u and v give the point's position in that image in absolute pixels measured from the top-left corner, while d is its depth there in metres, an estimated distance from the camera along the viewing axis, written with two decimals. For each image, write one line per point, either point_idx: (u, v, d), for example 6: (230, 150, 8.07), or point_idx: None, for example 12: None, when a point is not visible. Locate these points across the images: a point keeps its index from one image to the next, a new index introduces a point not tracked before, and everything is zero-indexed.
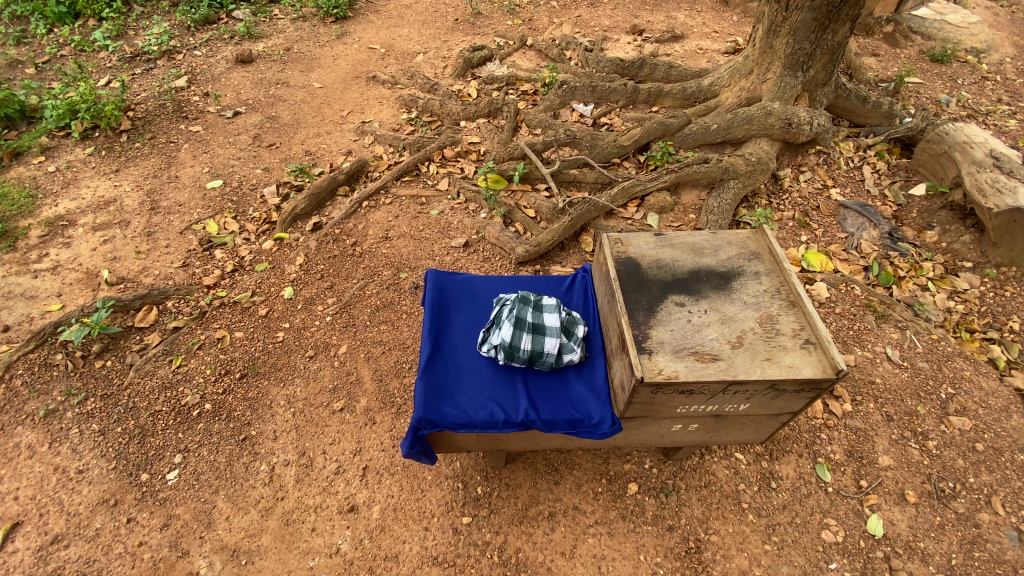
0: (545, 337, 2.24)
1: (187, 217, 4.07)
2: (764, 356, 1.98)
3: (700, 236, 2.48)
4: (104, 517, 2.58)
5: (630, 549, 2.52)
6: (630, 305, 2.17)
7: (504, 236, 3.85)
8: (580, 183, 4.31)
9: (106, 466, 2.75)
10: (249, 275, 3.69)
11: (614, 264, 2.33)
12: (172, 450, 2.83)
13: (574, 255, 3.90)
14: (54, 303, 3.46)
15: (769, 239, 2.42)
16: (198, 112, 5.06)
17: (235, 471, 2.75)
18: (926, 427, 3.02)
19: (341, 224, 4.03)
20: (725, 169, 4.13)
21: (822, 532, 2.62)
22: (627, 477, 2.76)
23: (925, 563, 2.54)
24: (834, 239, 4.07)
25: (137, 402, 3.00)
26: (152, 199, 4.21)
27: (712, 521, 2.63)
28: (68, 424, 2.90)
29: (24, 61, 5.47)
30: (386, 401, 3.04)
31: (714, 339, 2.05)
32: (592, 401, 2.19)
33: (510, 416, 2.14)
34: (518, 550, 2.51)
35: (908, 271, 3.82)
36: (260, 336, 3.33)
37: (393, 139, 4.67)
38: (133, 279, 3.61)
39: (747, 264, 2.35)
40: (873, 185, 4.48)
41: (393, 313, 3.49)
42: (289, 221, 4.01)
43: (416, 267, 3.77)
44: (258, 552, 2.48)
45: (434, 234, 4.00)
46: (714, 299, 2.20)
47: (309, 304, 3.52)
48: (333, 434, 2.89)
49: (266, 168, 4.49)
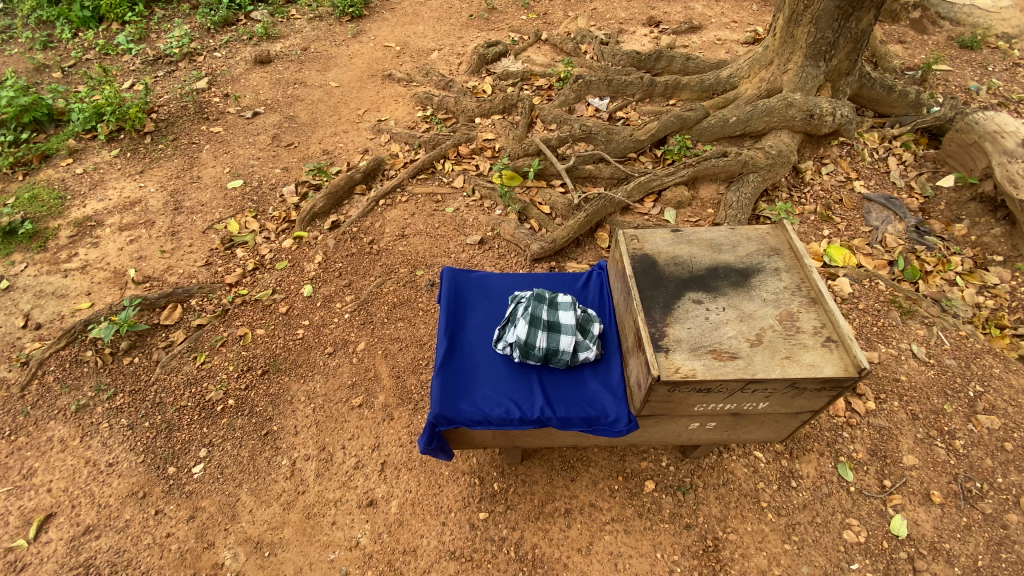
0: (560, 334, 2.24)
1: (209, 216, 4.16)
2: (784, 354, 1.95)
3: (718, 232, 2.45)
4: (134, 508, 2.67)
5: (646, 546, 2.51)
6: (647, 302, 2.15)
7: (520, 233, 3.86)
8: (595, 179, 4.28)
9: (135, 460, 2.85)
10: (270, 273, 3.77)
11: (630, 261, 2.31)
12: (197, 444, 2.91)
13: (590, 251, 3.88)
14: (84, 302, 3.57)
15: (789, 234, 2.37)
16: (218, 113, 5.16)
17: (257, 465, 2.82)
18: (953, 426, 2.95)
19: (359, 222, 4.08)
20: (745, 163, 4.06)
21: (844, 533, 2.58)
22: (644, 475, 2.75)
23: (950, 564, 2.50)
24: (858, 233, 3.98)
25: (163, 398, 3.09)
26: (175, 199, 4.31)
27: (730, 519, 2.61)
28: (98, 419, 3.00)
29: (50, 66, 5.62)
30: (404, 397, 3.08)
31: (732, 336, 2.02)
32: (608, 399, 2.18)
33: (526, 413, 2.14)
34: (534, 546, 2.52)
35: (935, 265, 3.72)
36: (281, 334, 3.40)
37: (409, 137, 4.69)
38: (158, 278, 3.72)
39: (767, 260, 2.31)
40: (898, 176, 4.36)
41: (410, 310, 3.52)
42: (307, 220, 4.07)
43: (432, 265, 3.79)
44: (280, 545, 2.54)
45: (450, 231, 4.02)
46: (733, 297, 2.16)
47: (328, 301, 3.58)
48: (352, 430, 2.94)
49: (285, 168, 4.57)
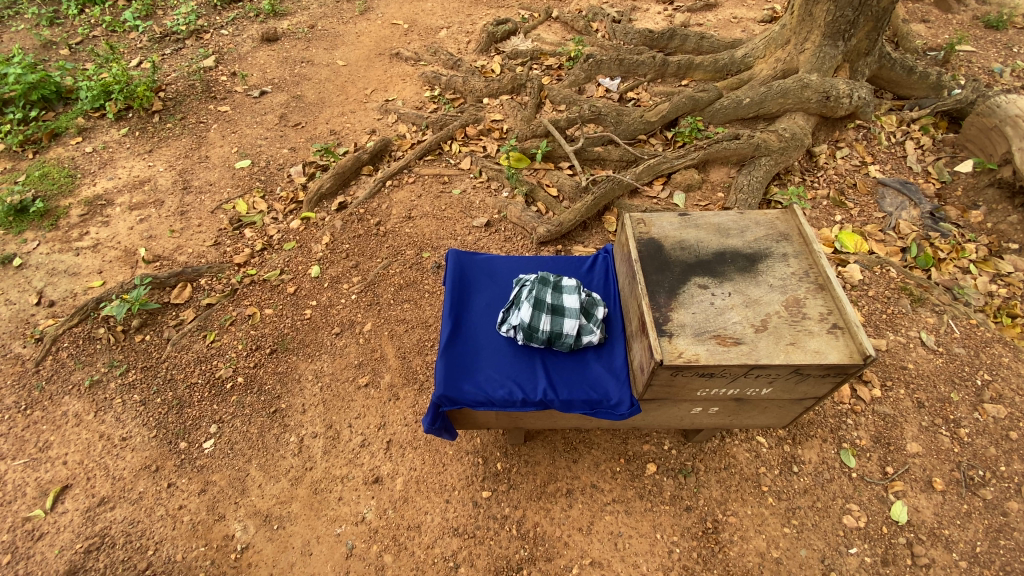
0: (564, 318, 2.23)
1: (218, 196, 4.19)
2: (789, 340, 1.94)
3: (726, 216, 2.40)
4: (147, 481, 2.75)
5: (646, 527, 2.54)
6: (652, 287, 2.13)
7: (526, 216, 3.84)
8: (604, 161, 4.23)
9: (147, 434, 2.92)
10: (277, 254, 3.80)
11: (636, 245, 2.28)
12: (207, 420, 2.97)
13: (597, 235, 3.86)
14: (96, 280, 3.64)
15: (799, 219, 2.33)
16: (226, 92, 5.14)
17: (266, 441, 2.88)
18: (958, 414, 3.00)
19: (366, 204, 4.08)
20: (757, 146, 3.99)
21: (843, 518, 2.63)
22: (645, 457, 2.76)
23: (948, 550, 2.57)
24: (871, 219, 3.96)
25: (174, 374, 3.16)
26: (184, 179, 4.34)
27: (730, 503, 2.64)
28: (111, 395, 3.07)
29: (57, 42, 5.60)
30: (410, 376, 3.11)
31: (737, 321, 2.00)
32: (610, 382, 2.19)
33: (528, 395, 2.15)
34: (536, 525, 2.55)
35: (949, 253, 3.68)
36: (288, 314, 3.44)
37: (416, 117, 4.64)
38: (168, 257, 3.77)
39: (775, 245, 2.27)
40: (915, 161, 4.28)
41: (416, 292, 3.54)
42: (315, 201, 4.08)
43: (439, 247, 3.79)
44: (289, 518, 2.61)
45: (457, 213, 4.01)
46: (739, 282, 2.13)
47: (335, 282, 3.60)
48: (358, 408, 2.99)
49: (292, 148, 4.56)
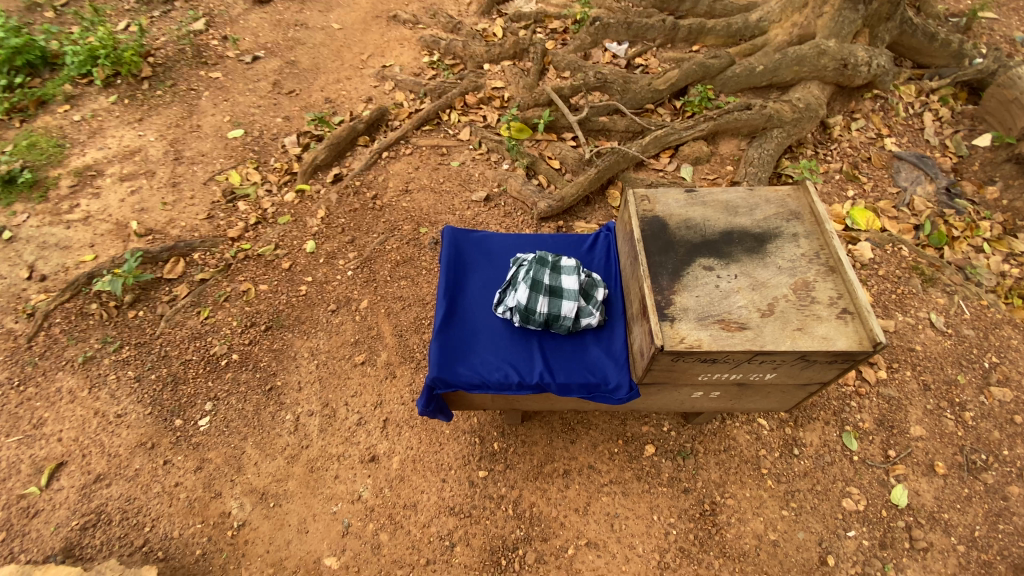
0: (562, 300, 2.15)
1: (210, 167, 4.07)
2: (796, 326, 1.86)
3: (735, 193, 2.28)
4: (143, 458, 2.75)
5: (643, 508, 2.53)
6: (654, 268, 2.03)
7: (527, 190, 3.71)
8: (609, 132, 4.06)
9: (142, 411, 2.90)
10: (272, 228, 3.71)
11: (639, 224, 2.17)
12: (203, 398, 2.94)
13: (600, 210, 3.75)
14: (88, 254, 3.57)
15: (811, 196, 2.20)
16: (217, 57, 4.93)
17: (262, 419, 2.86)
18: (964, 397, 2.95)
19: (362, 176, 3.95)
20: (769, 117, 3.81)
21: (843, 501, 2.61)
22: (644, 439, 2.73)
23: (947, 534, 2.55)
24: (884, 194, 3.83)
25: (168, 351, 3.12)
26: (175, 149, 4.21)
27: (729, 485, 2.62)
28: (105, 371, 3.05)
29: (41, 4, 5.37)
30: (407, 355, 3.06)
31: (742, 306, 1.91)
32: (609, 366, 2.12)
33: (524, 378, 2.09)
34: (532, 505, 2.54)
35: (963, 231, 3.57)
36: (283, 290, 3.37)
37: (414, 84, 4.45)
38: (161, 231, 3.69)
39: (785, 225, 2.16)
40: (933, 134, 4.12)
41: (413, 268, 3.45)
42: (310, 172, 3.96)
43: (437, 222, 3.69)
44: (285, 496, 2.62)
45: (455, 186, 3.88)
46: (746, 264, 2.03)
47: (331, 258, 3.52)
48: (355, 386, 2.95)
49: (286, 117, 4.40)
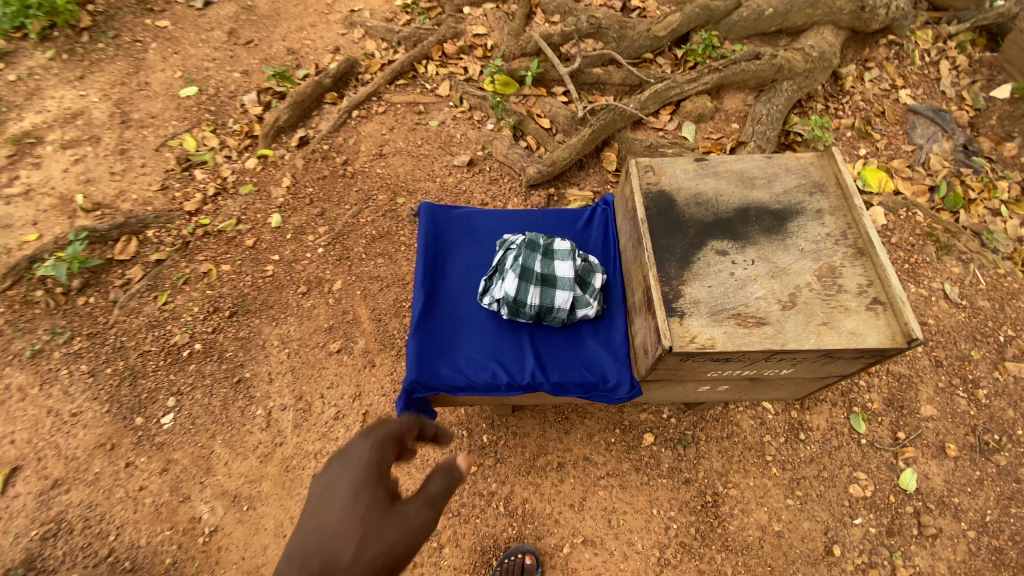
0: (556, 290, 1.91)
1: (162, 131, 3.65)
2: (821, 320, 1.64)
3: (751, 161, 2.00)
4: (103, 461, 2.54)
5: (642, 502, 2.38)
6: (661, 253, 1.77)
7: (514, 153, 3.36)
8: (604, 85, 3.69)
9: (100, 409, 2.67)
10: (233, 199, 3.36)
11: (643, 200, 1.89)
12: (165, 393, 2.70)
13: (594, 175, 3.45)
14: (30, 233, 3.21)
15: (837, 165, 1.93)
16: (164, 2, 4.36)
17: (231, 415, 2.63)
18: (977, 374, 2.81)
19: (330, 138, 3.56)
20: (779, 67, 3.44)
21: (850, 487, 2.50)
22: (642, 427, 2.55)
23: (957, 519, 2.48)
24: (898, 152, 3.54)
25: (124, 341, 2.85)
26: (121, 110, 3.76)
27: (732, 474, 2.48)
28: (56, 365, 2.78)
29: None
30: (386, 342, 2.82)
31: (760, 297, 1.68)
32: (608, 362, 1.90)
33: (514, 379, 1.87)
34: (525, 501, 2.38)
35: (980, 192, 3.34)
36: (248, 271, 3.07)
37: (386, 32, 3.97)
38: (110, 205, 3.32)
39: (808, 199, 1.89)
40: (949, 85, 3.79)
41: (391, 244, 3.16)
42: (272, 135, 3.56)
43: (415, 191, 3.36)
44: (259, 498, 2.44)
45: (435, 150, 3.53)
46: (764, 246, 1.78)
47: (299, 233, 3.20)
48: (331, 377, 2.72)
49: (245, 72, 3.94)
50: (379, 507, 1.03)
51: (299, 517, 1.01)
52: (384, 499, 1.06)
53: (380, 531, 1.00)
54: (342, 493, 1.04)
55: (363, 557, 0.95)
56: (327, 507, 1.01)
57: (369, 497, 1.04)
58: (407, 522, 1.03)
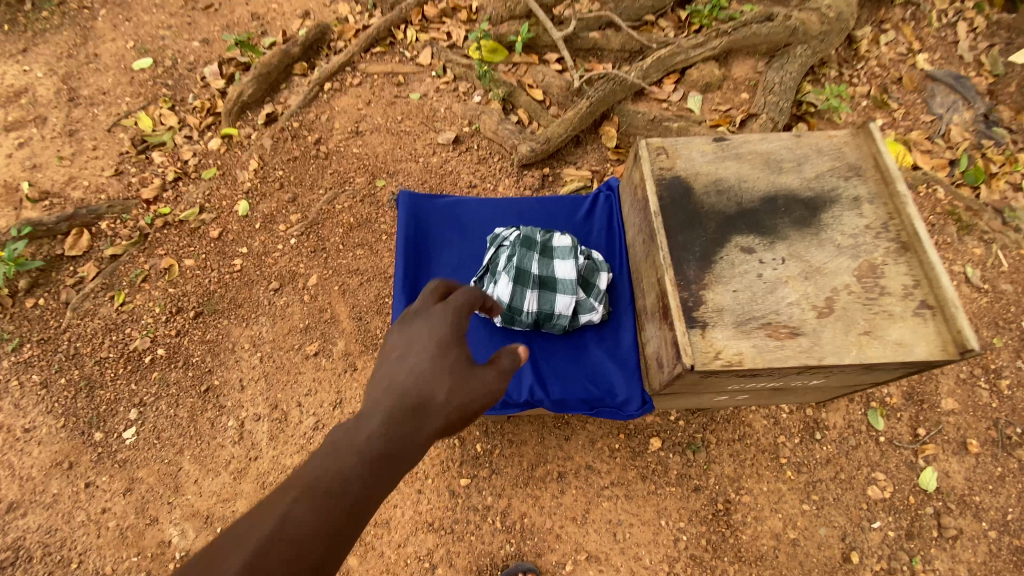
0: (556, 294, 1.68)
1: (115, 109, 3.29)
2: (863, 328, 1.42)
3: (777, 141, 1.74)
4: (61, 482, 2.33)
5: (649, 513, 2.22)
6: (678, 252, 1.54)
7: (504, 130, 3.08)
8: (601, 51, 3.34)
9: (55, 424, 2.43)
10: (195, 184, 3.04)
11: (656, 189, 1.64)
12: (126, 404, 2.46)
13: (592, 152, 3.16)
14: None
15: (876, 144, 1.68)
16: None
17: (199, 427, 2.41)
18: (1000, 363, 2.63)
19: (301, 115, 3.22)
20: (793, 29, 3.05)
21: (868, 489, 2.35)
22: (649, 431, 2.35)
23: (978, 519, 2.34)
24: (916, 123, 3.28)
25: (79, 347, 2.58)
26: (69, 87, 3.38)
27: (745, 479, 2.31)
28: (6, 376, 2.52)
29: None
30: (369, 343, 2.58)
31: (793, 303, 1.45)
32: (616, 374, 1.69)
33: (511, 396, 1.66)
34: (523, 516, 2.21)
35: (1002, 166, 3.12)
36: (214, 266, 2.79)
37: None
38: (59, 194, 3.00)
39: (843, 185, 1.65)
40: (967, 49, 3.47)
41: (371, 233, 2.88)
42: (236, 112, 3.21)
43: (395, 173, 3.07)
44: (234, 518, 2.25)
45: (416, 126, 3.21)
46: (795, 242, 1.55)
47: (269, 222, 2.91)
48: (308, 383, 2.49)
49: (204, 41, 3.53)
50: (462, 362, 1.09)
51: (391, 355, 1.09)
52: (466, 360, 1.10)
53: (466, 382, 1.06)
54: (431, 343, 1.10)
55: (450, 400, 1.03)
56: (417, 352, 1.08)
57: (455, 353, 1.10)
58: (489, 379, 1.09)
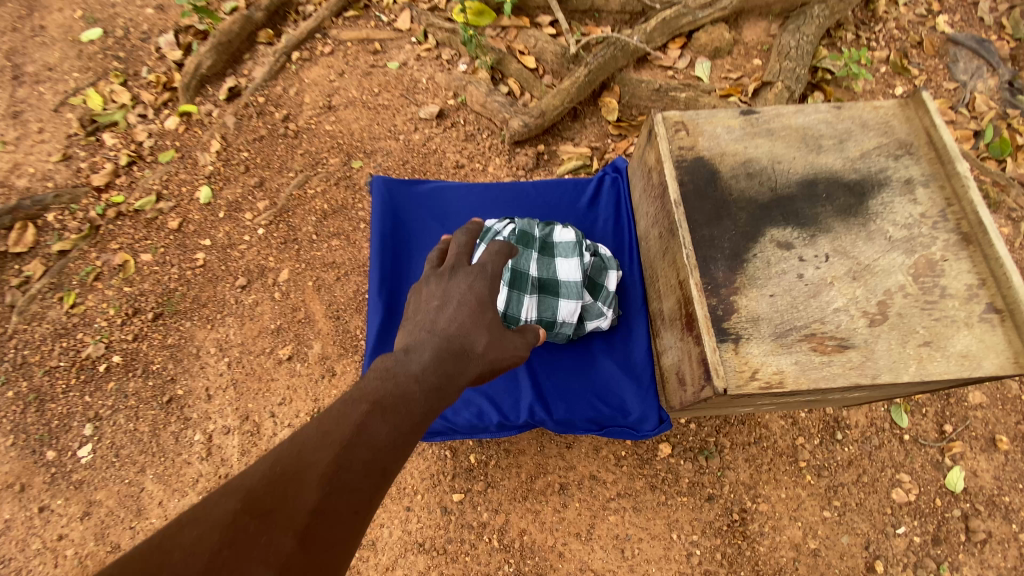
0: (557, 299, 1.45)
1: (62, 86, 2.89)
2: (923, 338, 1.20)
3: (814, 114, 1.48)
4: (13, 505, 2.15)
5: (660, 527, 2.05)
6: (703, 250, 1.30)
7: (493, 103, 2.75)
8: (598, 13, 2.98)
9: (4, 443, 2.21)
10: (152, 169, 2.72)
11: (676, 175, 1.39)
12: (80, 419, 2.23)
13: (591, 127, 2.87)
14: None
15: (930, 117, 1.43)
16: None
17: (162, 443, 2.21)
18: None
19: (267, 88, 2.90)
20: None
21: (893, 492, 2.17)
22: (658, 436, 2.15)
23: (1007, 520, 2.17)
24: (939, 91, 3.01)
25: (26, 356, 2.32)
26: (11, 63, 2.95)
27: (761, 486, 2.13)
28: None
29: None
30: (348, 345, 2.34)
31: (840, 309, 1.23)
32: (628, 390, 1.49)
33: (508, 418, 1.47)
34: (522, 532, 2.03)
35: None
36: (174, 260, 2.51)
37: None
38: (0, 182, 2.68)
39: (892, 165, 1.41)
40: (987, 10, 3.18)
41: (347, 221, 2.60)
42: (195, 86, 2.87)
43: (373, 153, 2.78)
44: None
45: (395, 99, 2.89)
46: (840, 236, 1.32)
47: (234, 211, 2.62)
48: (282, 391, 2.27)
49: (161, 7, 3.07)
50: (497, 323, 1.20)
51: (433, 304, 1.18)
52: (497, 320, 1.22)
53: (500, 341, 1.19)
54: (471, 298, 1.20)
55: (486, 353, 1.15)
56: (459, 305, 1.17)
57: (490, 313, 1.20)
58: (516, 342, 1.23)
